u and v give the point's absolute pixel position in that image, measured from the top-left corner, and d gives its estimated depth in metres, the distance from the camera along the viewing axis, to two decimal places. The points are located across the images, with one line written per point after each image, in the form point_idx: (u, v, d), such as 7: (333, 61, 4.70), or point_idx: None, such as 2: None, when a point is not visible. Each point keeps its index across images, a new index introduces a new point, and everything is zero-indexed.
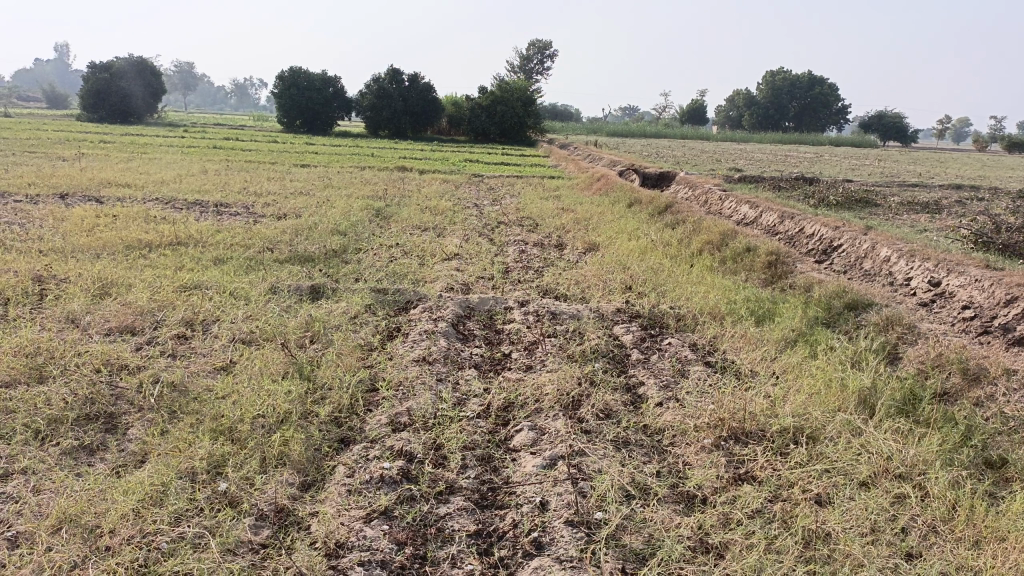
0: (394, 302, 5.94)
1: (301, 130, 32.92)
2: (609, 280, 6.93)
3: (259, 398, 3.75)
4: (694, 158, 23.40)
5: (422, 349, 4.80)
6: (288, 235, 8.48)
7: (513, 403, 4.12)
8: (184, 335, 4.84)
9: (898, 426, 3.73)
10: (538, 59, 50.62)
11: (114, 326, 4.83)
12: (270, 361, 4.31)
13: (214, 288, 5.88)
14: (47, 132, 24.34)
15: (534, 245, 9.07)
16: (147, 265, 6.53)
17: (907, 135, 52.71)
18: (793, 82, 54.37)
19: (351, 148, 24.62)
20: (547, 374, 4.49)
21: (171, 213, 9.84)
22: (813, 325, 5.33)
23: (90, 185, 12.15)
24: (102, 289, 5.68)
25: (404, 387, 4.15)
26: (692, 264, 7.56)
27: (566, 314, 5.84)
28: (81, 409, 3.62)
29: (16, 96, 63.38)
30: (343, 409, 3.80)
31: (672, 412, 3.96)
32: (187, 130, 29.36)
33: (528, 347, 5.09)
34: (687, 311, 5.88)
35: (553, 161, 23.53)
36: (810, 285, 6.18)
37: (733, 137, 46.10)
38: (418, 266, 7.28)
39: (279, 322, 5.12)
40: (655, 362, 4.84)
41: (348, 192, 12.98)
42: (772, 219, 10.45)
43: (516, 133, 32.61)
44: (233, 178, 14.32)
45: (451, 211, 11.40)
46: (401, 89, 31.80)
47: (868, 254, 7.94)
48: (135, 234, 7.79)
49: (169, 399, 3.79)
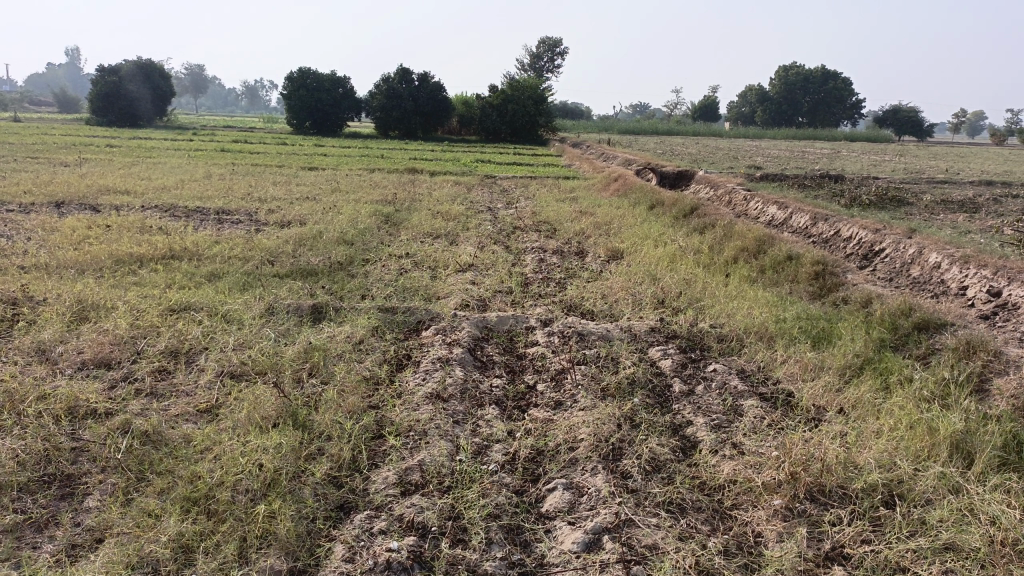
0: (403, 324, 5.36)
1: (310, 131, 32.48)
2: (639, 294, 6.33)
3: (243, 453, 3.17)
4: (710, 156, 22.68)
5: (435, 382, 4.20)
6: (291, 245, 7.92)
7: (542, 452, 3.52)
8: (166, 369, 4.27)
9: (1008, 485, 3.11)
10: (549, 56, 49.99)
11: (88, 360, 4.27)
12: (261, 401, 3.73)
13: (205, 309, 5.32)
14: (52, 136, 23.96)
15: (554, 253, 8.47)
16: (134, 284, 5.97)
17: (923, 130, 51.66)
18: (807, 76, 53.49)
19: (361, 150, 24.11)
20: (581, 413, 3.88)
21: (169, 222, 9.30)
22: (879, 350, 4.71)
23: (88, 192, 11.65)
24: (82, 312, 5.13)
25: (415, 434, 3.56)
26: (728, 275, 6.95)
27: (595, 336, 5.22)
28: (32, 472, 3.05)
29: (27, 99, 63.48)
30: (344, 465, 3.21)
31: (730, 463, 3.37)
32: (196, 133, 29.05)
33: (554, 378, 4.48)
34: (731, 331, 5.27)
35: (567, 161, 22.90)
36: (865, 299, 5.56)
37: (748, 134, 45.31)
38: (430, 280, 6.70)
39: (273, 352, 4.54)
40: (702, 395, 4.23)
41: (356, 196, 12.40)
42: (805, 221, 9.82)
43: (527, 132, 31.98)
44: (237, 182, 13.78)
45: (464, 216, 10.82)
46: (411, 89, 31.28)
47: (915, 260, 7.30)
48: (126, 247, 7.24)
49: (139, 455, 3.22)
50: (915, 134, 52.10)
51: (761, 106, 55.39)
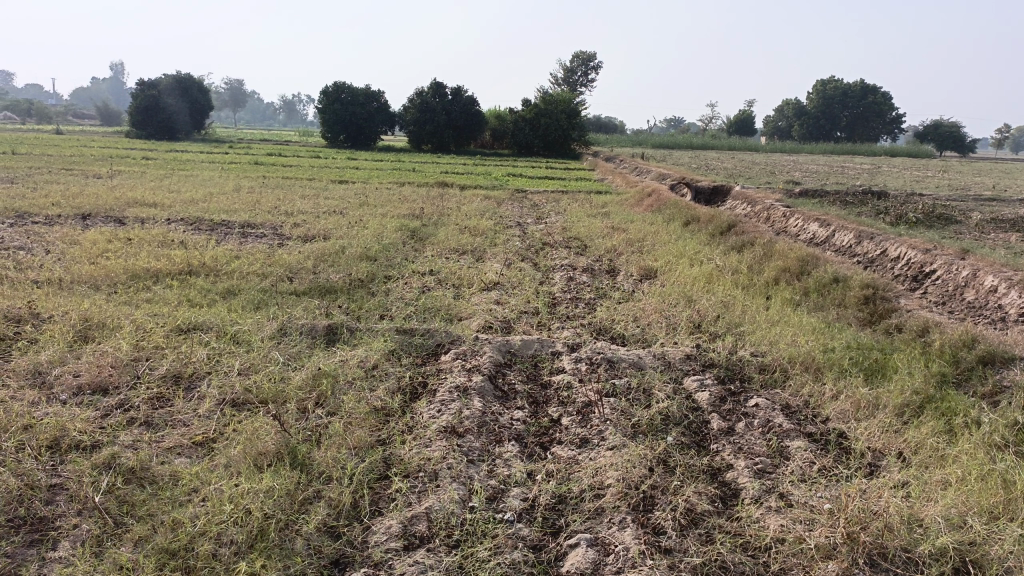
0: (421, 347, 5.05)
1: (344, 145, 32.55)
2: (673, 316, 5.95)
3: (232, 498, 2.86)
4: (747, 171, 22.15)
5: (451, 414, 3.87)
6: (312, 261, 7.68)
7: (564, 498, 3.16)
8: (164, 396, 3.99)
9: None
10: (583, 71, 49.79)
11: (84, 385, 4.01)
12: (260, 435, 3.43)
13: (214, 328, 5.05)
14: (90, 148, 24.25)
15: (584, 271, 8.12)
16: (146, 301, 5.75)
17: (965, 145, 50.45)
18: (845, 90, 52.52)
19: (393, 163, 24.00)
20: (609, 453, 3.52)
21: (192, 235, 9.14)
22: (940, 386, 4.30)
23: (115, 204, 11.58)
24: (87, 331, 4.90)
25: (425, 476, 3.23)
26: (769, 297, 6.55)
27: (626, 363, 4.85)
28: (1, 514, 2.77)
29: (73, 112, 65.15)
30: (344, 513, 2.90)
31: (776, 519, 3.00)
32: (231, 145, 29.27)
33: (580, 411, 4.11)
34: (774, 360, 4.87)
35: (599, 176, 22.52)
36: (921, 327, 5.13)
37: (784, 149, 44.59)
38: (453, 299, 6.40)
39: (280, 378, 4.25)
40: (743, 435, 3.85)
41: (384, 210, 12.20)
42: (849, 240, 9.37)
43: (560, 146, 31.73)
44: (265, 195, 13.65)
45: (492, 231, 10.53)
46: (445, 103, 31.22)
47: (969, 283, 6.83)
48: (144, 261, 7.05)
49: (121, 496, 2.93)
50: (957, 149, 50.85)
51: (798, 121, 54.50)
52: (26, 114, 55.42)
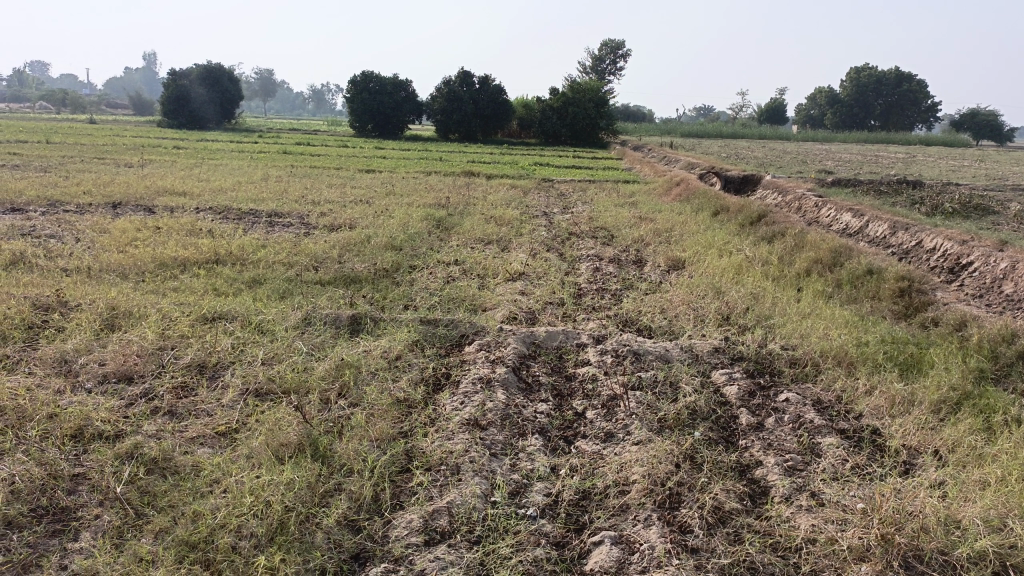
0: (445, 338, 5.01)
1: (372, 134, 32.61)
2: (702, 308, 5.85)
3: (253, 490, 2.84)
4: (777, 160, 21.80)
5: (474, 406, 3.83)
6: (338, 250, 7.68)
7: (587, 494, 3.10)
8: (188, 386, 3.99)
9: None
10: (612, 59, 49.40)
11: (109, 374, 4.02)
12: (281, 427, 3.41)
13: (238, 317, 5.05)
14: (122, 137, 24.54)
15: (610, 262, 8.02)
16: (172, 290, 5.77)
17: (1003, 134, 49.26)
18: (880, 77, 51.48)
19: (419, 152, 24.00)
20: (635, 449, 3.45)
21: (220, 224, 9.18)
22: (979, 382, 4.16)
23: (145, 193, 11.69)
24: (113, 320, 4.92)
25: (447, 469, 3.18)
26: (800, 289, 6.42)
27: (652, 356, 4.77)
28: (24, 504, 2.77)
29: (107, 103, 66.15)
30: (364, 506, 2.86)
31: (807, 519, 2.91)
32: (260, 135, 29.46)
33: (605, 405, 4.05)
34: (805, 354, 4.76)
35: (627, 165, 22.31)
36: (959, 321, 4.98)
37: (816, 137, 43.87)
38: (478, 289, 6.35)
39: (303, 368, 4.23)
40: (773, 431, 3.76)
41: (410, 199, 12.18)
42: (883, 230, 9.16)
43: (587, 135, 31.50)
44: (292, 185, 13.70)
45: (518, 220, 10.46)
46: (472, 92, 31.12)
47: (1008, 275, 6.62)
48: (172, 250, 7.09)
49: (143, 487, 2.92)
50: (995, 138, 49.68)
51: (831, 110, 53.60)
52: (61, 104, 56.21)
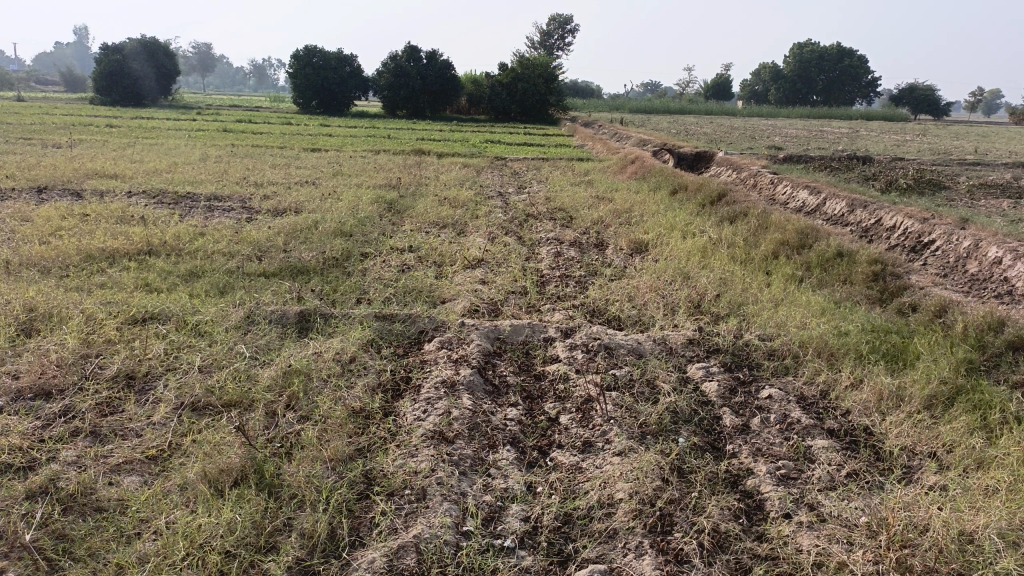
0: (403, 336, 4.64)
1: (316, 111, 31.62)
2: (672, 295, 5.57)
3: (189, 534, 2.46)
4: (726, 136, 21.70)
5: (437, 416, 3.48)
6: (283, 237, 7.21)
7: (569, 518, 2.79)
8: (114, 401, 3.55)
9: None
10: (559, 34, 48.92)
11: (23, 391, 3.56)
12: (222, 450, 3.01)
13: (173, 318, 4.59)
14: (51, 116, 23.30)
15: (571, 246, 7.71)
16: (100, 287, 5.27)
17: (939, 108, 50.34)
18: (821, 54, 52.11)
19: (367, 130, 23.27)
20: (619, 461, 3.14)
21: (154, 210, 8.59)
22: (967, 374, 3.98)
23: (74, 176, 10.95)
24: (31, 324, 4.41)
25: (412, 494, 2.84)
26: (770, 273, 6.20)
27: (625, 350, 4.47)
28: None
29: (36, 79, 63.33)
30: (318, 546, 2.51)
31: (811, 539, 2.66)
32: (200, 112, 28.29)
33: (580, 408, 3.74)
34: (784, 345, 4.52)
35: (579, 142, 21.99)
36: (939, 308, 4.80)
37: (761, 113, 44.16)
38: (435, 279, 5.98)
39: (246, 377, 3.81)
40: (760, 434, 3.50)
41: (358, 180, 11.68)
42: (841, 208, 9.04)
43: (537, 111, 31.07)
44: (234, 166, 13.04)
45: (473, 202, 10.08)
46: (419, 67, 30.41)
47: (972, 254, 6.50)
48: (101, 240, 6.54)
49: (60, 531, 2.52)
50: (932, 112, 50.69)
51: (775, 85, 54.06)
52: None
